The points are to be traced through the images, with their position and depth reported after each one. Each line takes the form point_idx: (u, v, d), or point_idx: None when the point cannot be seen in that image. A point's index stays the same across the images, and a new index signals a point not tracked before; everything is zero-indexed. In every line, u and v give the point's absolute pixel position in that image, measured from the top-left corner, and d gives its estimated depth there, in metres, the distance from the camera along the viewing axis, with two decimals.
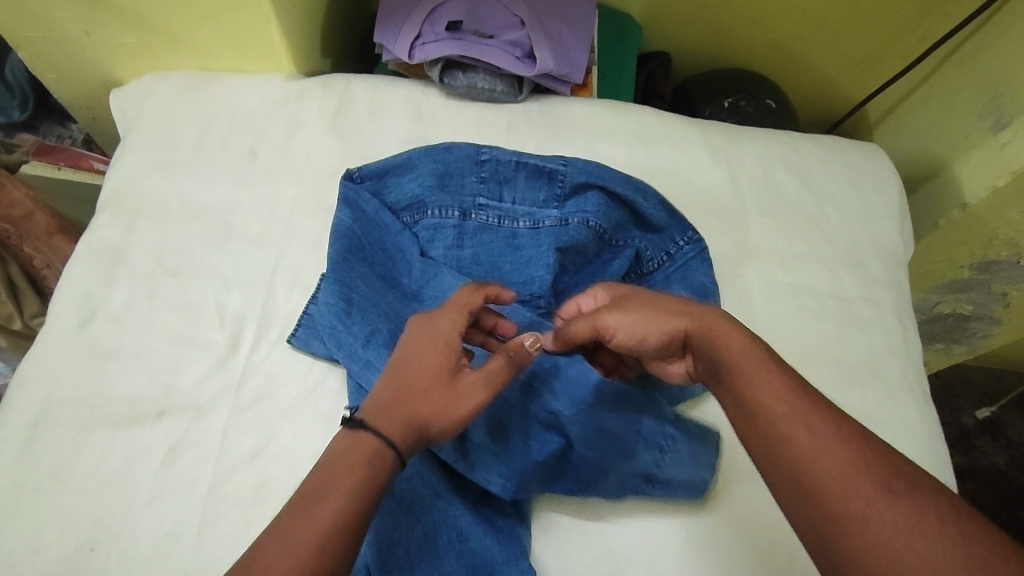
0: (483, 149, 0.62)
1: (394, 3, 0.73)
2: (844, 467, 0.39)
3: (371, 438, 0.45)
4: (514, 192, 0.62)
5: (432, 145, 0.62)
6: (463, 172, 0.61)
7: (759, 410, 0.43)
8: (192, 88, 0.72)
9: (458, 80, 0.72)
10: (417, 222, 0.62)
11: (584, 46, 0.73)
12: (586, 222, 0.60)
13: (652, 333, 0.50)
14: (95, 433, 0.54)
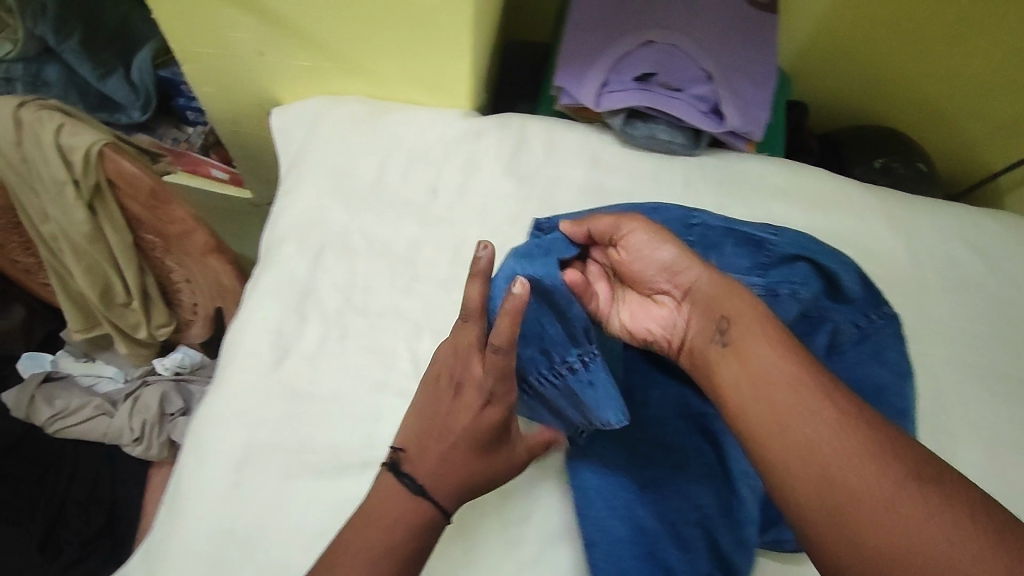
0: (693, 212, 0.63)
1: (579, 44, 0.71)
2: (861, 453, 0.40)
3: (419, 507, 0.48)
4: (720, 257, 0.62)
5: (639, 204, 0.63)
6: (671, 234, 0.62)
7: (772, 379, 0.44)
8: (366, 118, 0.71)
9: (639, 130, 0.71)
10: None
11: (766, 103, 0.71)
12: (795, 293, 0.61)
13: (660, 257, 0.54)
14: (300, 480, 0.55)
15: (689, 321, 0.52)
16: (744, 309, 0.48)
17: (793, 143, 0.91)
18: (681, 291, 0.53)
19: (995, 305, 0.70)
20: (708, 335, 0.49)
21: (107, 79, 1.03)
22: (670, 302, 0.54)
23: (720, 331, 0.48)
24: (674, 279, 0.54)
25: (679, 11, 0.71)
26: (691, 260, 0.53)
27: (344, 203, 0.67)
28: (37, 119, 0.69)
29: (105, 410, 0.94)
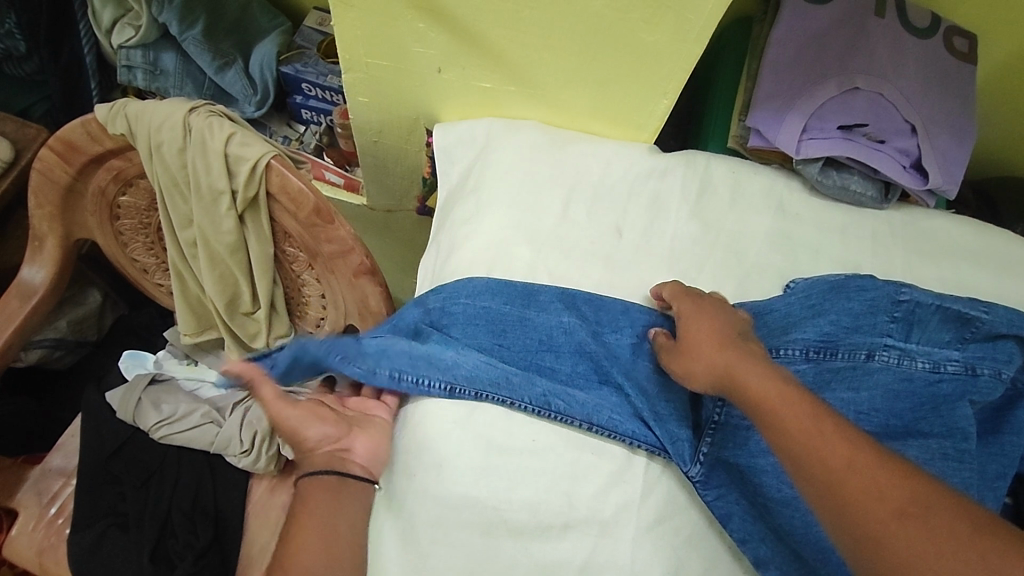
0: (903, 288, 0.57)
1: (776, 86, 0.69)
2: (867, 483, 0.41)
3: (315, 479, 0.58)
4: (924, 333, 0.57)
5: (844, 282, 0.59)
6: (878, 311, 0.57)
7: (790, 434, 0.45)
8: (548, 149, 0.68)
9: (832, 179, 0.68)
10: (821, 361, 0.56)
11: (965, 161, 0.69)
12: (998, 373, 0.56)
13: (698, 372, 0.53)
14: (499, 542, 0.51)
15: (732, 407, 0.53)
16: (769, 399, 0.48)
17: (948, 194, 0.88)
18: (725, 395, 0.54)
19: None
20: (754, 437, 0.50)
21: (226, 71, 0.99)
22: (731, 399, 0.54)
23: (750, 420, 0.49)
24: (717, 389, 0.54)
25: (890, 57, 0.68)
26: (711, 353, 0.52)
27: (529, 240, 0.64)
28: (208, 126, 0.65)
29: (213, 418, 0.86)
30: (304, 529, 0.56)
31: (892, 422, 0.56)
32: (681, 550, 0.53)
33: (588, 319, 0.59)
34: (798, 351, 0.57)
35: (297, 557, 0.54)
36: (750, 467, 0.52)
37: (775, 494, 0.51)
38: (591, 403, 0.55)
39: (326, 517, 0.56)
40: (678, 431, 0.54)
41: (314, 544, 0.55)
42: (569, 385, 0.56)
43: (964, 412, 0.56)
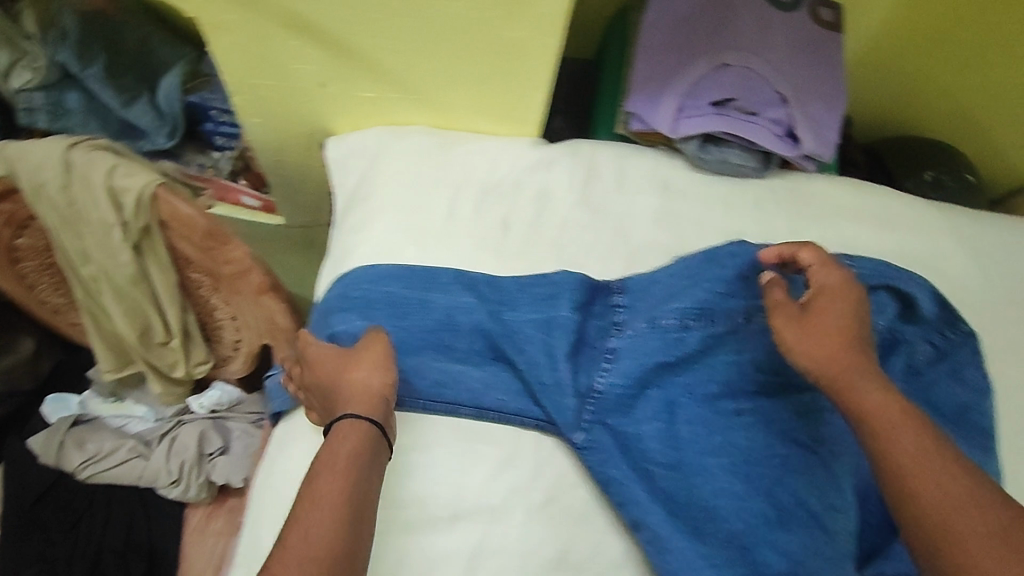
0: (772, 251, 0.59)
1: (650, 69, 0.70)
2: (918, 457, 0.46)
3: (349, 435, 0.50)
4: (798, 293, 0.60)
5: (714, 250, 0.60)
6: (751, 274, 0.58)
7: (861, 410, 0.49)
8: (433, 151, 0.69)
9: (712, 154, 0.70)
10: (696, 326, 0.58)
11: (837, 125, 0.71)
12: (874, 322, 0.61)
13: (813, 349, 0.52)
14: (388, 539, 0.52)
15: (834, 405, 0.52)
16: (887, 409, 0.49)
17: (841, 158, 0.91)
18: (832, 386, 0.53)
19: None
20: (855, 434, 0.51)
21: (133, 105, 0.98)
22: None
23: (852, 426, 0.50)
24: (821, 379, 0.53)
25: (751, 32, 0.70)
26: (831, 344, 0.52)
27: (415, 240, 0.65)
28: (89, 161, 0.65)
29: (139, 452, 0.86)
30: (327, 476, 0.48)
31: (775, 376, 0.57)
32: (571, 531, 0.54)
33: (489, 299, 0.61)
34: (674, 319, 0.58)
35: (313, 509, 0.46)
36: (634, 434, 0.56)
37: (657, 458, 0.56)
38: (484, 387, 0.57)
39: (356, 469, 0.48)
40: (563, 402, 0.56)
41: (333, 500, 0.46)
42: (463, 362, 0.58)
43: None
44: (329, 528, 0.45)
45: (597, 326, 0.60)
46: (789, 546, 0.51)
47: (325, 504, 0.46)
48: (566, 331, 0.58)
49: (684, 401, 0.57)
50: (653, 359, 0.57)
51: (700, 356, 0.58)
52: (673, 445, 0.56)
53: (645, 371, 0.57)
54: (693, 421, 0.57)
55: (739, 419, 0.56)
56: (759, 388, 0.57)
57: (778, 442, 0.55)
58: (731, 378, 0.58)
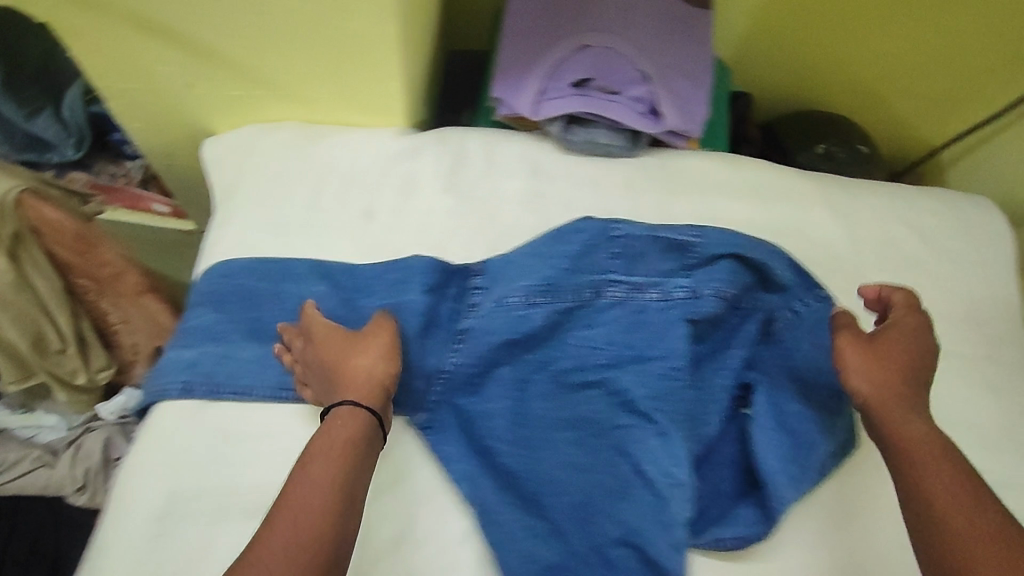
0: (613, 224, 0.60)
1: (514, 54, 0.70)
2: (951, 487, 0.50)
3: (343, 426, 0.50)
4: (645, 266, 0.60)
5: (561, 228, 0.60)
6: (595, 249, 0.59)
7: (898, 444, 0.53)
8: (299, 145, 0.69)
9: (578, 135, 0.70)
10: (544, 304, 0.58)
11: (705, 101, 0.72)
12: (717, 292, 0.59)
13: (875, 379, 0.55)
14: (225, 526, 0.53)
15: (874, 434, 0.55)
16: (917, 442, 0.52)
17: (735, 133, 0.92)
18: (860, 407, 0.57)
19: (945, 288, 0.71)
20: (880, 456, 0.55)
21: (35, 117, 0.93)
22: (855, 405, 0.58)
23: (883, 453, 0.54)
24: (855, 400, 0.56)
25: (607, 14, 0.71)
26: (887, 377, 0.55)
27: (276, 235, 0.66)
28: None
29: (44, 461, 0.86)
30: (316, 462, 0.48)
31: (622, 349, 0.58)
32: (413, 510, 0.55)
33: (344, 286, 0.62)
34: (522, 297, 0.58)
35: (297, 499, 0.46)
36: (482, 411, 0.58)
37: (501, 435, 0.57)
38: None
39: (348, 459, 0.49)
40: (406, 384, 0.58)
41: (325, 490, 0.47)
42: None
43: (677, 332, 0.57)
44: (314, 518, 0.45)
45: (450, 309, 0.60)
46: (626, 516, 0.53)
47: (315, 491, 0.47)
48: (415, 315, 0.59)
49: (534, 376, 0.59)
50: (499, 336, 0.58)
51: (548, 332, 0.59)
52: (520, 422, 0.57)
53: (493, 350, 0.58)
54: (542, 397, 0.58)
55: (588, 391, 0.58)
56: (605, 361, 0.59)
57: (619, 413, 0.57)
58: (579, 352, 0.59)
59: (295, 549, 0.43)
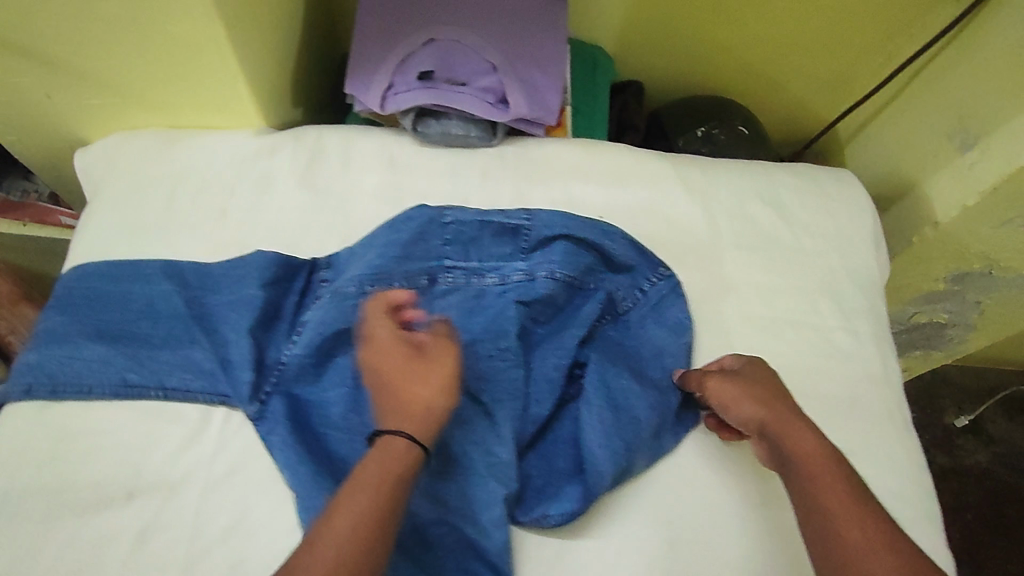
0: (443, 211, 0.61)
1: (364, 51, 0.71)
2: (842, 495, 0.50)
3: (394, 457, 0.50)
4: (480, 251, 0.62)
5: (394, 218, 0.62)
6: (427, 236, 0.60)
7: (788, 457, 0.53)
8: (157, 149, 0.71)
9: (432, 128, 0.71)
10: (378, 293, 0.60)
11: (557, 88, 0.73)
12: (552, 273, 0.61)
13: (743, 407, 0.56)
14: (61, 520, 0.55)
15: (767, 458, 0.56)
16: (809, 452, 0.52)
17: (620, 123, 0.93)
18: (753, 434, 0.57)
19: (806, 262, 0.70)
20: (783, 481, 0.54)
21: None
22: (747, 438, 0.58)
23: (785, 473, 0.53)
24: (746, 427, 0.57)
25: (456, 7, 0.72)
26: (760, 399, 0.56)
27: (130, 238, 0.67)
28: None
29: None
30: (358, 491, 0.48)
31: (457, 333, 0.60)
32: (247, 498, 0.56)
33: (191, 284, 0.64)
34: (355, 287, 0.60)
35: (336, 529, 0.47)
36: (320, 400, 0.59)
37: (336, 421, 0.58)
38: (179, 369, 0.60)
39: (389, 486, 0.49)
40: (242, 376, 0.59)
41: (359, 518, 0.47)
42: (159, 347, 0.61)
43: (506, 314, 0.59)
44: (352, 546, 0.46)
45: (295, 302, 0.63)
46: (447, 495, 0.54)
47: (353, 523, 0.47)
48: (255, 309, 0.61)
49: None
50: (333, 326, 0.59)
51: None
52: (355, 410, 0.58)
53: (328, 340, 0.59)
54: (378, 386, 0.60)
55: (423, 376, 0.59)
56: (440, 346, 0.60)
57: None
58: (417, 339, 0.60)
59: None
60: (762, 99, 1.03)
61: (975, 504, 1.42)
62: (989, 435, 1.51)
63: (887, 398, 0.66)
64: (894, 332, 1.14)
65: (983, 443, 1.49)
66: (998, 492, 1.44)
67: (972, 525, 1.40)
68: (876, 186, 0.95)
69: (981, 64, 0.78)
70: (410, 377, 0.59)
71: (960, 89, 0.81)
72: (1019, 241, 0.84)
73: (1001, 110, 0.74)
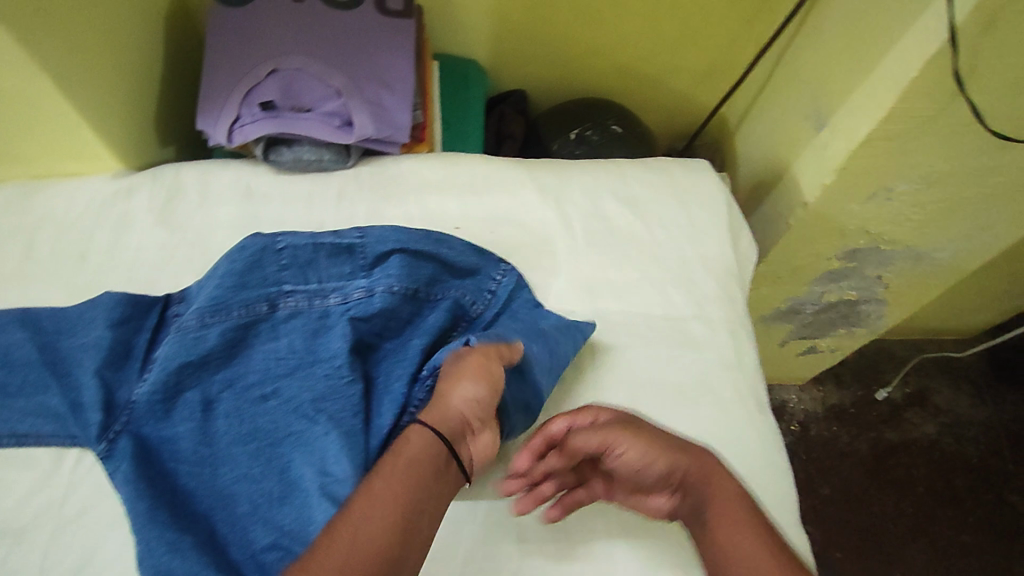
0: (276, 238, 0.63)
1: (212, 86, 0.73)
2: (754, 544, 0.51)
3: (418, 447, 0.51)
4: (318, 273, 0.63)
5: (230, 248, 0.62)
6: (261, 263, 0.61)
7: (704, 508, 0.54)
8: (15, 200, 0.71)
9: (283, 155, 0.73)
10: (217, 324, 0.59)
11: (407, 106, 0.75)
12: (391, 287, 0.61)
13: (660, 464, 0.55)
14: None
15: (685, 511, 0.56)
16: (728, 495, 0.54)
17: (499, 133, 0.97)
18: (671, 487, 0.56)
19: (659, 254, 0.71)
20: (697, 529, 0.54)
21: None
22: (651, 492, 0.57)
23: (700, 522, 0.54)
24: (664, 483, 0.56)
25: (298, 36, 0.74)
26: (674, 453, 0.55)
27: None
28: None
29: None
30: (382, 477, 0.49)
31: (302, 355, 0.60)
32: (96, 536, 0.57)
33: (46, 330, 0.62)
34: (193, 320, 0.59)
35: (362, 508, 0.47)
36: (168, 437, 0.58)
37: (185, 456, 0.57)
38: (28, 416, 0.60)
39: (415, 475, 0.49)
40: (91, 417, 0.58)
41: (393, 505, 0.47)
42: (14, 395, 0.60)
43: (343, 331, 0.59)
44: (390, 532, 0.46)
45: (146, 340, 0.62)
46: (284, 520, 0.55)
47: (378, 500, 0.47)
48: (103, 349, 0.60)
49: (222, 396, 0.59)
50: (175, 361, 0.58)
51: (229, 350, 0.60)
52: (205, 442, 0.58)
53: (171, 375, 0.58)
54: (228, 416, 0.59)
55: (267, 403, 0.59)
56: (285, 371, 0.60)
57: (293, 419, 0.58)
58: (264, 366, 0.60)
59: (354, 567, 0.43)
60: (644, 95, 1.06)
61: (925, 478, 1.40)
62: (935, 406, 1.49)
63: (740, 382, 0.66)
64: (809, 314, 1.14)
65: (929, 415, 1.48)
66: (948, 464, 1.42)
67: (924, 498, 1.38)
68: (758, 172, 0.96)
69: (825, 44, 0.79)
70: (253, 406, 0.59)
71: (811, 69, 0.82)
72: (893, 213, 0.85)
73: (842, 86, 0.75)
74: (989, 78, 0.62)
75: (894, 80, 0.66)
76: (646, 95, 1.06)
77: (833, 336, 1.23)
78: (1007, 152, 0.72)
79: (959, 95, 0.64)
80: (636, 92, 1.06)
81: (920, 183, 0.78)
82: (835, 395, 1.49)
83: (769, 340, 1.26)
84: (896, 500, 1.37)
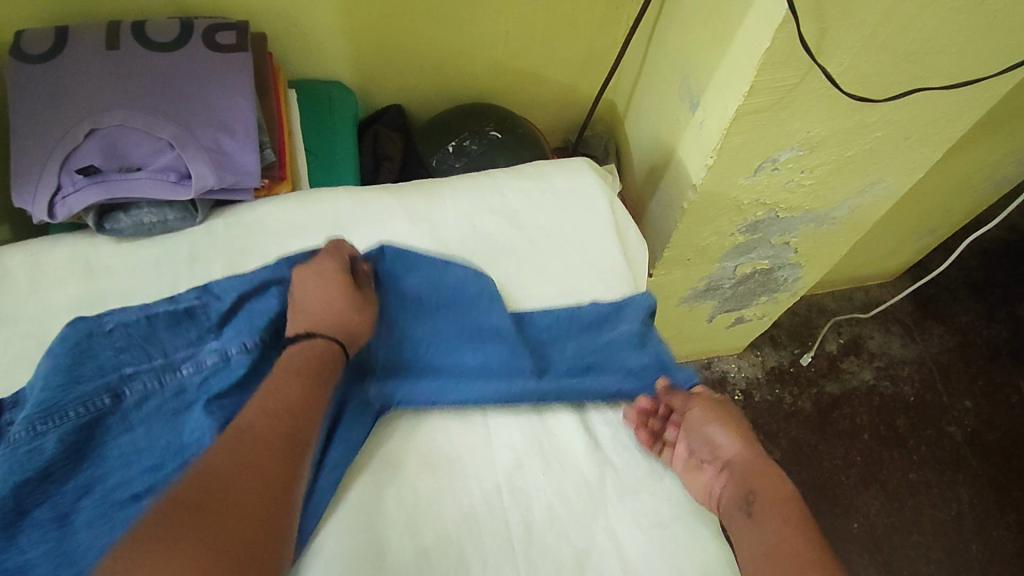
0: (103, 319, 0.56)
1: (22, 157, 0.65)
2: (794, 539, 0.51)
3: (323, 352, 0.56)
4: (162, 346, 0.57)
5: (53, 342, 0.55)
6: (93, 350, 0.55)
7: (759, 499, 0.55)
8: None
9: (121, 223, 0.66)
10: (56, 428, 0.51)
11: (253, 148, 0.69)
12: (245, 344, 0.57)
13: (724, 438, 0.60)
14: None
15: (726, 491, 0.57)
16: (773, 492, 0.55)
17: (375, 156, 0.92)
18: (718, 462, 0.59)
19: (545, 266, 0.68)
20: (737, 516, 0.55)
21: None
22: (704, 468, 0.60)
23: (746, 506, 0.55)
24: (715, 452, 0.60)
25: (115, 87, 0.67)
26: (736, 444, 0.60)
27: None
28: None
29: None
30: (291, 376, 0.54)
31: (165, 442, 0.54)
32: None
33: None
34: (21, 429, 0.51)
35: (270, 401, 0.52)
36: (18, 568, 0.48)
37: None
38: None
39: (304, 393, 0.53)
40: None
41: (297, 405, 0.52)
42: None
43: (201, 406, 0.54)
44: (289, 425, 0.51)
45: None
46: None
47: (289, 400, 0.52)
48: None
49: (79, 505, 0.51)
50: (11, 479, 0.49)
51: (75, 454, 0.52)
52: (68, 563, 0.48)
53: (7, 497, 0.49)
54: (93, 527, 0.50)
55: (135, 502, 0.51)
56: (152, 462, 0.53)
57: None
58: (123, 461, 0.53)
59: (228, 506, 0.45)
60: (527, 91, 1.02)
61: (869, 423, 1.42)
62: (869, 352, 1.51)
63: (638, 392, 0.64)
64: (727, 287, 1.12)
65: (865, 361, 1.49)
66: (889, 406, 1.45)
67: (869, 446, 1.40)
68: (648, 156, 0.93)
69: (687, 20, 0.77)
70: (121, 508, 0.51)
71: (679, 46, 0.79)
72: (783, 183, 0.83)
73: (707, 63, 0.73)
74: (838, 41, 0.61)
75: (749, 55, 0.64)
76: (529, 91, 1.02)
77: (756, 303, 1.23)
78: (875, 109, 0.72)
79: (813, 64, 0.63)
80: (518, 89, 1.02)
81: (803, 149, 0.77)
82: (773, 357, 1.48)
83: (695, 318, 1.24)
84: (844, 452, 1.38)
